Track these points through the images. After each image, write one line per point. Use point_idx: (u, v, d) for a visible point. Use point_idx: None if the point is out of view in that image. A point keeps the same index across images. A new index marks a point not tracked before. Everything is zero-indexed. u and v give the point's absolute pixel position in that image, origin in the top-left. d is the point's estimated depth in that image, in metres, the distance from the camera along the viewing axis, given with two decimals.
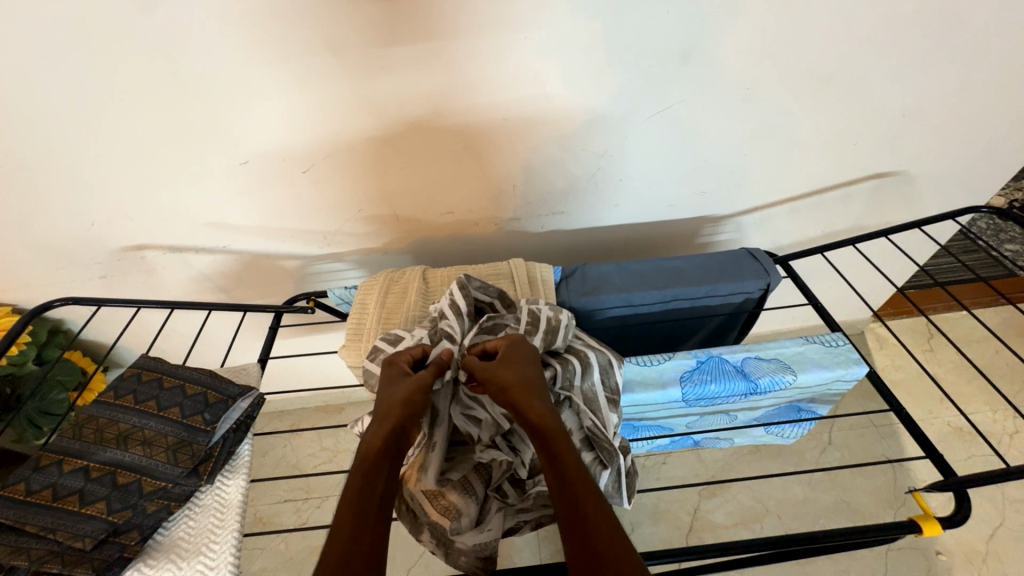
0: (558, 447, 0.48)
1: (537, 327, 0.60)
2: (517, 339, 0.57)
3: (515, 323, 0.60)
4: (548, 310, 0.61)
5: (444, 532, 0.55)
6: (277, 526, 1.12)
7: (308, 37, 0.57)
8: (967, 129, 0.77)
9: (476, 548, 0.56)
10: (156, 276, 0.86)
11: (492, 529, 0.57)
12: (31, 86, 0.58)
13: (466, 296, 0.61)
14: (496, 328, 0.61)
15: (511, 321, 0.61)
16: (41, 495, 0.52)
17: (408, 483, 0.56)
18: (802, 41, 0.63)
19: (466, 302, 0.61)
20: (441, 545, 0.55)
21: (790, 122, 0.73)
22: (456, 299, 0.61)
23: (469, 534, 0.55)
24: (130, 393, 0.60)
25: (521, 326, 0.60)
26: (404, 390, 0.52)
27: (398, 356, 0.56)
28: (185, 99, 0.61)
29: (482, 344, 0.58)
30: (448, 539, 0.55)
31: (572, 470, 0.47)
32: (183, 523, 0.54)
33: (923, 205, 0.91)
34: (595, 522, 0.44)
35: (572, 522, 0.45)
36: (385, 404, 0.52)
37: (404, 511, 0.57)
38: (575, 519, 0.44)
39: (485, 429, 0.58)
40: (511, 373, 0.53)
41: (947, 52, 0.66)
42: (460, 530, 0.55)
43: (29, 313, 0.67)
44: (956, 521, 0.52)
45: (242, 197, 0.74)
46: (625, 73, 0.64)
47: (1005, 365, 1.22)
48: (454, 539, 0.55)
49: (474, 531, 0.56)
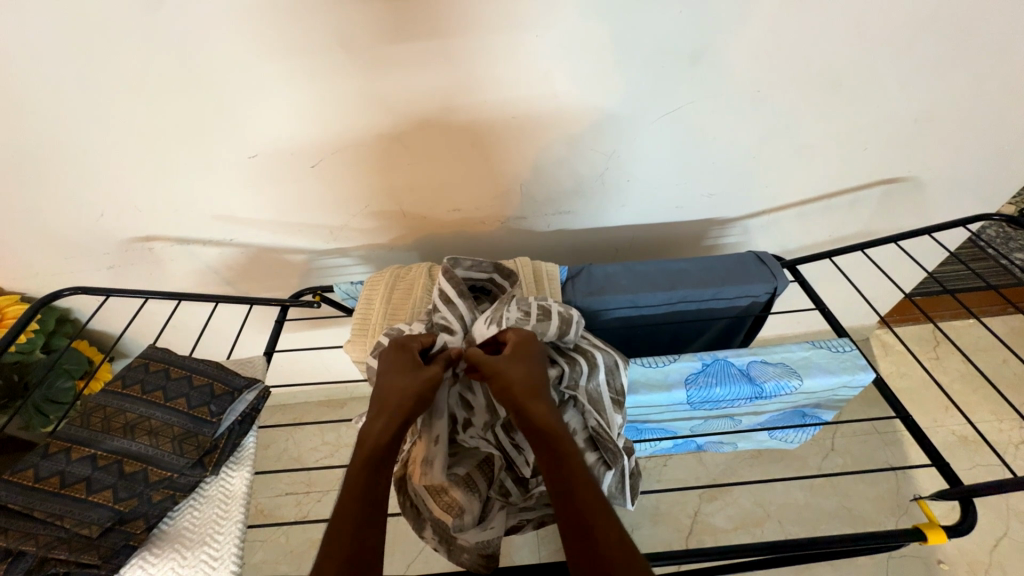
0: (563, 449, 0.48)
1: (547, 319, 0.59)
2: (517, 332, 0.56)
3: (522, 315, 0.58)
4: (558, 306, 0.60)
5: (447, 528, 0.55)
6: (278, 519, 1.13)
7: (320, 33, 0.57)
8: (980, 135, 0.76)
9: (479, 546, 0.55)
10: (163, 267, 0.86)
11: (494, 527, 0.57)
12: (43, 77, 0.58)
13: (451, 279, 0.60)
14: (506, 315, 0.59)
15: (518, 312, 0.59)
16: (48, 481, 0.53)
17: (410, 479, 0.56)
18: (815, 43, 0.63)
19: (455, 287, 0.60)
20: (442, 542, 0.55)
21: (800, 125, 0.73)
22: (445, 287, 0.60)
23: (471, 532, 0.55)
24: (138, 383, 0.60)
25: (532, 318, 0.59)
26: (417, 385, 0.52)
27: (409, 340, 0.56)
28: (196, 92, 0.61)
29: (494, 336, 0.59)
30: (450, 535, 0.55)
31: (574, 470, 0.47)
32: (188, 513, 0.55)
33: (932, 211, 0.91)
34: (598, 525, 0.44)
35: (574, 525, 0.45)
36: (386, 393, 0.52)
37: (406, 507, 0.56)
38: (577, 520, 0.45)
39: (478, 415, 0.60)
40: (512, 369, 0.53)
41: (963, 57, 0.65)
42: (462, 527, 0.55)
43: (38, 302, 0.68)
44: (961, 530, 0.52)
45: (250, 191, 0.74)
46: (635, 75, 0.64)
47: (1013, 375, 1.21)
48: (456, 536, 0.55)
49: (476, 530, 0.55)
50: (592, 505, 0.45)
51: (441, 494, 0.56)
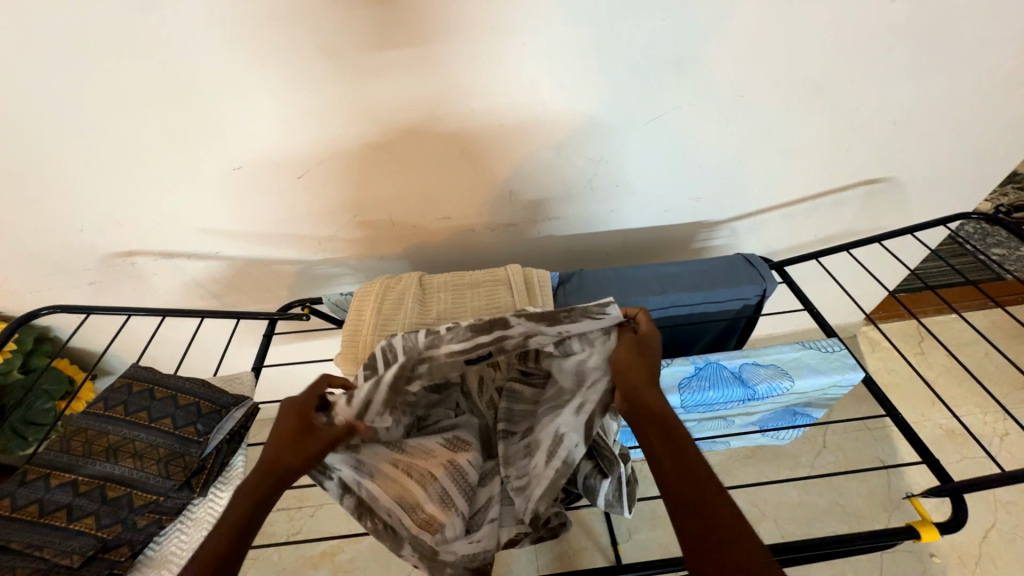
0: (675, 431, 0.46)
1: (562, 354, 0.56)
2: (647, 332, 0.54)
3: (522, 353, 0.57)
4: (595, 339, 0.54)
5: (428, 545, 0.52)
6: (269, 536, 1.10)
7: (305, 43, 0.56)
8: (955, 135, 0.78)
9: (465, 559, 0.53)
10: (146, 282, 0.84)
11: (481, 540, 0.54)
12: (17, 91, 0.57)
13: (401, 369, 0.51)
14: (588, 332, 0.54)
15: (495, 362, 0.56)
16: (26, 510, 0.51)
17: (372, 505, 0.52)
18: (794, 49, 0.64)
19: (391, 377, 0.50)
20: (424, 559, 0.51)
21: (783, 129, 0.74)
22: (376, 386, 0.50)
23: (457, 544, 0.53)
24: (120, 404, 0.59)
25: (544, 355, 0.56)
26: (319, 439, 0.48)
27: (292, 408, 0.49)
28: (178, 104, 0.60)
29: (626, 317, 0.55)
30: (432, 552, 0.52)
31: (691, 462, 0.44)
32: (174, 538, 0.53)
33: (913, 211, 0.93)
34: (710, 515, 0.41)
35: (696, 516, 0.41)
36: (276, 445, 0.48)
37: (378, 529, 0.52)
38: (688, 508, 0.41)
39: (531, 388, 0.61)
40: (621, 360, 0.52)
41: (937, 61, 0.67)
42: (445, 540, 0.52)
43: (17, 321, 0.66)
44: (952, 527, 0.53)
45: (236, 203, 0.73)
46: (620, 81, 0.65)
47: (995, 367, 1.24)
48: (440, 551, 0.52)
49: (461, 541, 0.53)
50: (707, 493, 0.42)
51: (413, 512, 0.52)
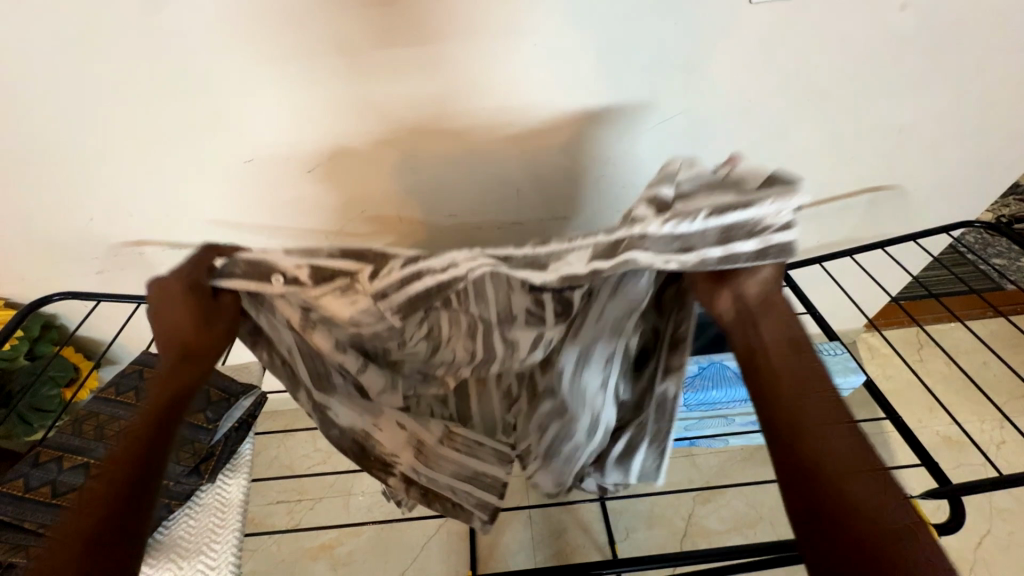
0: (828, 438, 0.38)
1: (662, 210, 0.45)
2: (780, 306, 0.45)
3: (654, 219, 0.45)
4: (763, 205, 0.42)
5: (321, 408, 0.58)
6: (268, 528, 1.11)
7: (321, 40, 0.57)
8: (959, 145, 0.79)
9: (352, 432, 0.61)
10: (153, 272, 0.85)
11: (380, 426, 0.62)
12: (36, 80, 0.58)
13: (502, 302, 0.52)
14: (735, 237, 0.42)
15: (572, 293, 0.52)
16: (39, 491, 0.52)
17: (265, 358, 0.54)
18: (803, 56, 0.65)
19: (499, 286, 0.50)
20: (315, 410, 0.58)
21: (790, 134, 0.75)
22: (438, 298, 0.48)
23: (349, 414, 0.60)
24: (130, 390, 0.60)
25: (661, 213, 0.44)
26: (224, 320, 0.48)
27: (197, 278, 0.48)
28: (192, 97, 0.61)
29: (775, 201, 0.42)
30: (323, 410, 0.59)
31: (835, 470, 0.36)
32: (182, 522, 0.54)
33: (916, 220, 0.93)
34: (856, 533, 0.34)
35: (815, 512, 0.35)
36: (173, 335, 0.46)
37: (270, 364, 0.55)
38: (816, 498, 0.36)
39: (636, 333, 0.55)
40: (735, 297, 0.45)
41: (943, 71, 0.68)
42: (337, 406, 0.59)
43: (27, 306, 0.66)
44: (949, 529, 0.53)
45: (246, 195, 0.74)
46: (631, 84, 0.65)
47: (994, 376, 1.24)
48: (328, 413, 0.59)
49: (356, 415, 0.60)
50: (856, 478, 0.36)
51: (380, 417, 0.62)
